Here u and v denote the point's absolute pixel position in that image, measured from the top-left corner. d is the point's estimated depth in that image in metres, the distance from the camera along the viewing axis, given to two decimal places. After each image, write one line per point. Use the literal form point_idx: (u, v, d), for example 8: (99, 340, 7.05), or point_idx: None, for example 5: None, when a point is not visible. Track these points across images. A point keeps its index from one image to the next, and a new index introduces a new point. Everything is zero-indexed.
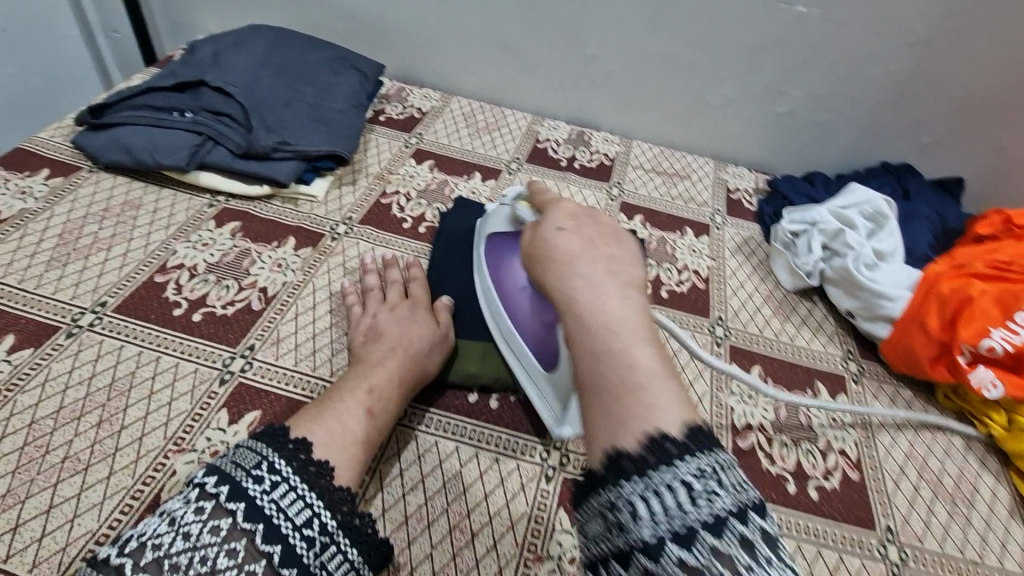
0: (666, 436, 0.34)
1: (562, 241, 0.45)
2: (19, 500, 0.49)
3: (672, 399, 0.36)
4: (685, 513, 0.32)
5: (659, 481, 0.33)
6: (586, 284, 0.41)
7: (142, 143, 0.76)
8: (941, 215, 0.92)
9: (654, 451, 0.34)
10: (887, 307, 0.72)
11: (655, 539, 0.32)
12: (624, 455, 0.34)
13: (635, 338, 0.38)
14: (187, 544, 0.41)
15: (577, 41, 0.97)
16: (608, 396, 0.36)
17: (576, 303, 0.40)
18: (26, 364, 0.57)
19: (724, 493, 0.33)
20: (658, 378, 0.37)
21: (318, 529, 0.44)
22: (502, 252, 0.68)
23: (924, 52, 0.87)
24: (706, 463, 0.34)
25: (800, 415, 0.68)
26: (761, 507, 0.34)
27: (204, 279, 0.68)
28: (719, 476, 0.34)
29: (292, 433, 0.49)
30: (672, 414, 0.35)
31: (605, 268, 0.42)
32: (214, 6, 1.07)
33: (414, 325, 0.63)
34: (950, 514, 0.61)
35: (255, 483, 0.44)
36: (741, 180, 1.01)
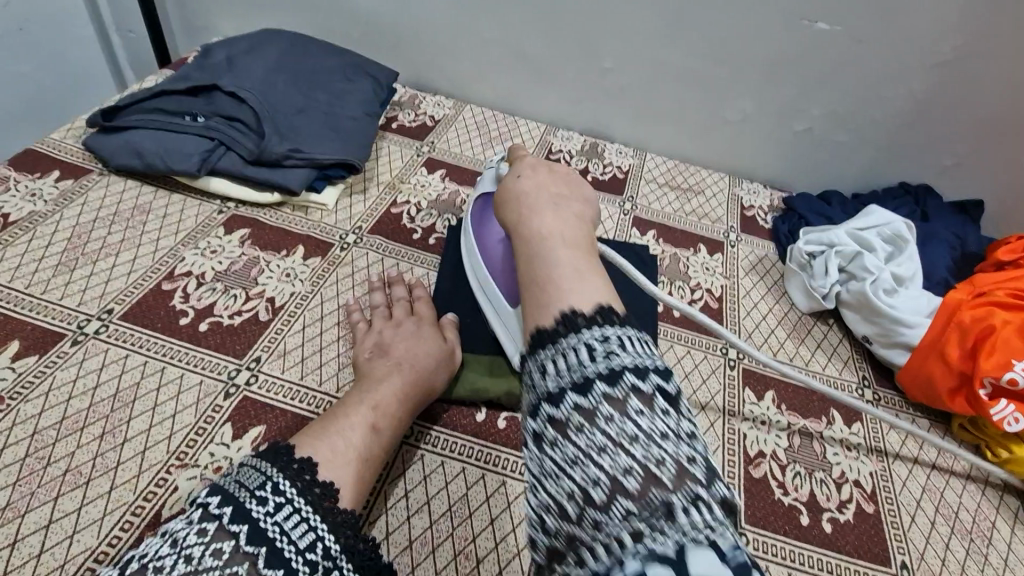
0: (577, 310, 0.38)
1: (519, 181, 0.54)
2: (19, 514, 0.48)
3: (590, 287, 0.40)
4: (586, 367, 0.35)
5: (566, 344, 0.37)
6: (531, 210, 0.49)
7: (153, 148, 0.76)
8: (961, 238, 0.90)
9: (565, 324, 0.38)
10: (906, 333, 0.71)
11: (558, 390, 0.35)
12: (542, 331, 0.38)
13: (565, 247, 0.44)
14: (189, 567, 0.38)
15: (593, 52, 0.96)
16: (536, 287, 0.42)
17: (522, 223, 0.48)
18: (31, 372, 0.57)
19: (627, 353, 0.36)
20: (581, 274, 0.41)
21: (322, 553, 0.43)
22: (483, 209, 0.71)
23: (948, 73, 0.86)
24: (612, 330, 0.37)
25: (814, 443, 0.66)
26: (666, 372, 0.36)
27: (211, 287, 0.68)
28: (625, 340, 0.36)
29: (296, 453, 0.48)
30: (588, 297, 0.39)
31: (550, 199, 0.50)
32: (229, 8, 1.07)
33: (422, 340, 0.62)
34: (968, 551, 0.59)
35: (258, 504, 0.42)
36: (756, 196, 1.00)
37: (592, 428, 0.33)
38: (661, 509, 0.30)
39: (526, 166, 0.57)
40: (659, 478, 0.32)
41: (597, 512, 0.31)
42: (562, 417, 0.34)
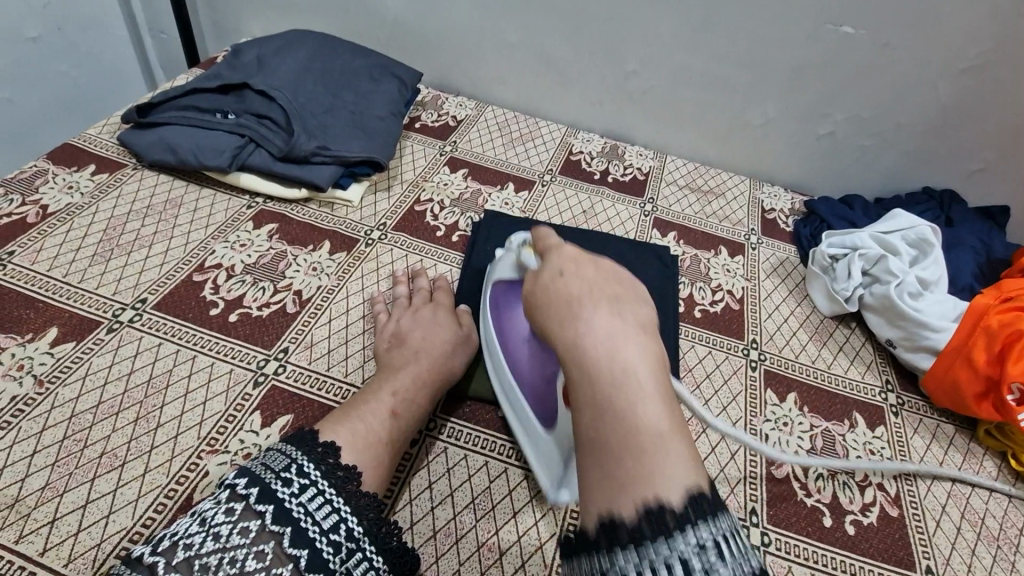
0: (664, 504, 0.35)
1: (564, 284, 0.49)
2: (58, 493, 0.49)
3: (679, 461, 0.37)
4: None
5: (656, 557, 0.34)
6: (588, 330, 0.44)
7: (186, 143, 0.78)
8: (986, 244, 0.89)
9: (651, 522, 0.35)
10: (931, 338, 0.70)
11: None
12: (620, 522, 0.36)
13: (640, 395, 0.40)
14: (218, 544, 0.41)
15: (616, 56, 0.97)
16: (610, 456, 0.38)
17: (580, 351, 0.44)
18: (69, 357, 0.59)
19: (724, 565, 0.34)
20: (664, 439, 0.38)
21: (345, 534, 0.45)
22: (507, 295, 0.65)
23: (976, 78, 0.85)
24: (707, 534, 0.35)
25: (836, 446, 0.66)
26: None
27: (241, 280, 0.69)
28: (721, 548, 0.34)
29: (320, 439, 0.49)
30: (675, 478, 0.36)
31: (609, 312, 0.45)
32: (259, 10, 1.09)
33: (438, 327, 0.64)
34: (995, 558, 0.59)
35: (284, 485, 0.44)
36: (777, 200, 1.00)
37: None
38: None
39: (566, 259, 0.52)
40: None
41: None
42: None
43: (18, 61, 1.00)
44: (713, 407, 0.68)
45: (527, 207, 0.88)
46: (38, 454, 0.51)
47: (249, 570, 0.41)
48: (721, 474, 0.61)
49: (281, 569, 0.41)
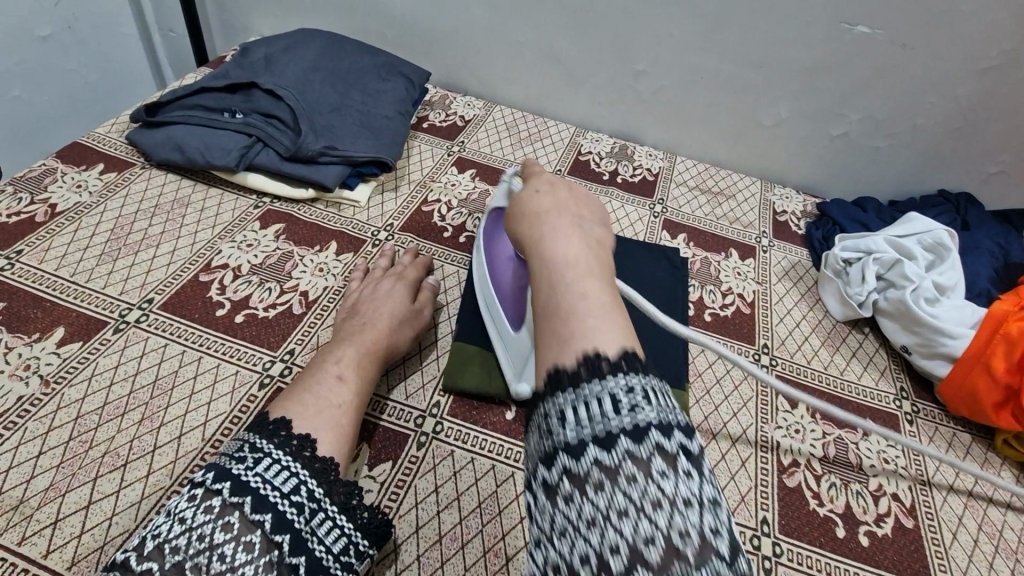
0: (600, 352, 0.35)
1: (537, 197, 0.51)
2: (61, 493, 0.49)
3: (614, 327, 0.37)
4: (609, 420, 0.33)
5: (588, 392, 0.34)
6: (552, 230, 0.46)
7: (194, 143, 0.78)
8: (1004, 248, 0.87)
9: (589, 368, 0.35)
10: (949, 345, 0.68)
11: (577, 441, 0.33)
12: (561, 371, 0.36)
13: (588, 276, 0.41)
14: (184, 526, 0.41)
15: (626, 55, 0.95)
16: (554, 320, 0.39)
17: (541, 244, 0.45)
18: (75, 357, 0.58)
19: (652, 405, 0.34)
20: (604, 309, 0.38)
21: (307, 495, 0.45)
22: (495, 224, 0.67)
23: (995, 78, 0.83)
24: (637, 380, 0.34)
25: (849, 454, 0.64)
26: (687, 429, 0.35)
27: (247, 280, 0.69)
28: (651, 393, 0.34)
29: (294, 428, 0.49)
30: (611, 338, 0.36)
31: (572, 220, 0.48)
32: (267, 9, 1.09)
33: (388, 299, 0.64)
34: (1013, 571, 0.57)
35: (238, 463, 0.45)
36: (789, 201, 0.98)
37: (614, 491, 0.31)
38: None
39: (545, 182, 0.54)
40: (684, 553, 0.30)
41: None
42: (580, 472, 0.32)
43: (28, 60, 1.01)
44: (724, 412, 0.66)
45: None
46: (43, 455, 0.51)
47: (218, 543, 0.41)
48: (732, 482, 0.60)
49: (250, 535, 0.42)
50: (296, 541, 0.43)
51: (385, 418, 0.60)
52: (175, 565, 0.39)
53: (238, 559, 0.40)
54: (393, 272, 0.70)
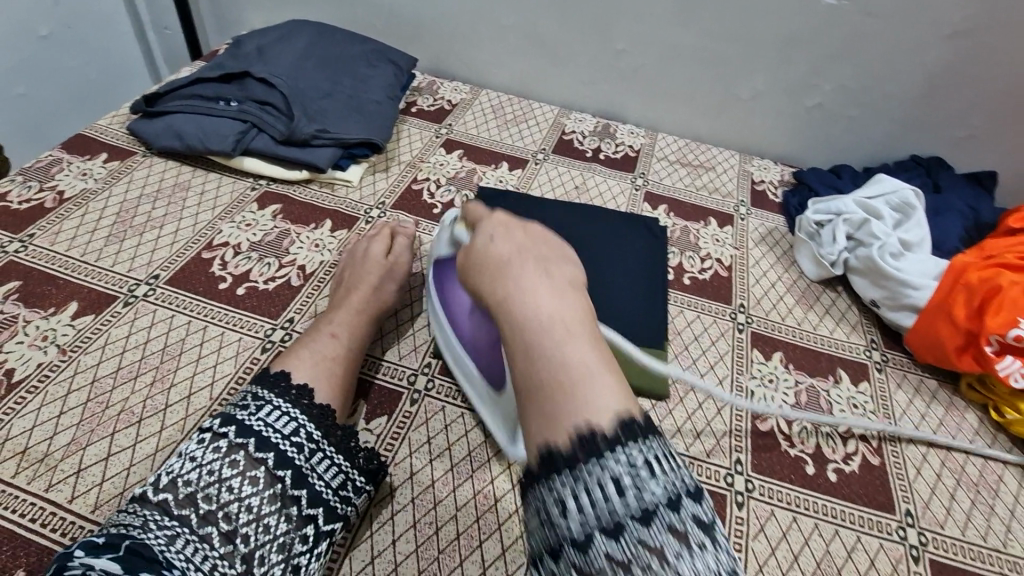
0: (598, 432, 0.35)
1: (495, 244, 0.47)
2: (82, 447, 0.53)
3: (608, 393, 0.37)
4: (613, 507, 0.33)
5: (588, 477, 0.34)
6: (518, 284, 0.43)
7: (192, 130, 0.81)
8: (973, 208, 0.91)
9: (584, 448, 0.35)
10: (912, 296, 0.72)
11: (584, 534, 0.33)
12: (554, 456, 0.36)
13: (572, 337, 0.40)
14: (194, 463, 0.46)
15: (606, 35, 0.99)
16: (545, 399, 0.38)
17: (510, 305, 0.42)
18: (89, 328, 0.62)
19: (655, 482, 0.34)
20: (596, 374, 0.38)
21: (305, 437, 0.49)
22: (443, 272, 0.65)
23: (958, 44, 0.87)
24: (638, 452, 0.35)
25: (820, 401, 0.68)
26: (695, 493, 0.35)
27: (247, 256, 0.73)
28: (652, 465, 0.35)
29: (293, 380, 0.53)
30: (607, 408, 0.36)
31: (536, 267, 0.44)
32: (259, 4, 1.12)
33: (366, 260, 0.68)
34: (974, 502, 0.61)
35: (242, 408, 0.49)
36: (766, 172, 1.01)
37: None
38: None
39: (498, 225, 0.49)
40: None
41: None
42: (592, 568, 0.32)
43: (30, 58, 1.05)
44: (702, 365, 0.70)
45: (521, 183, 0.91)
46: (64, 414, 0.55)
47: (226, 477, 0.46)
48: (708, 427, 0.64)
49: (255, 471, 0.46)
50: (297, 476, 0.47)
51: (380, 376, 0.64)
52: (188, 496, 0.44)
53: (244, 492, 0.45)
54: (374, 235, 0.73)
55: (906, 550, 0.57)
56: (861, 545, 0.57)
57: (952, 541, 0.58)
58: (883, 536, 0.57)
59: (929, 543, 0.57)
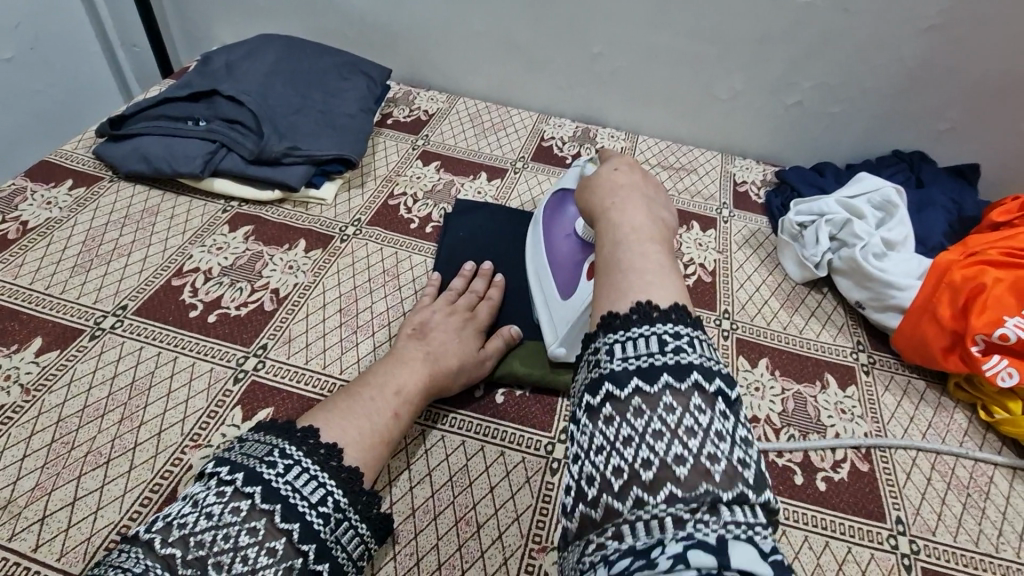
0: (653, 305, 0.43)
1: (616, 175, 0.57)
2: (47, 492, 0.52)
3: (669, 285, 0.45)
4: (654, 358, 0.40)
5: (638, 335, 0.41)
6: (621, 203, 0.53)
7: (159, 152, 0.80)
8: (957, 203, 0.90)
9: (641, 314, 0.42)
10: (897, 297, 0.71)
11: (626, 372, 0.40)
12: (619, 315, 0.43)
13: (650, 244, 0.48)
14: (211, 522, 0.41)
15: (582, 39, 0.98)
16: (619, 274, 0.46)
17: (609, 216, 0.53)
18: (54, 365, 0.60)
19: (693, 353, 0.40)
20: (664, 270, 0.46)
21: (333, 506, 0.46)
22: (559, 198, 0.74)
23: (937, 37, 0.86)
24: (682, 331, 0.41)
25: (808, 407, 0.67)
26: (728, 378, 0.40)
27: (218, 281, 0.71)
28: (692, 343, 0.41)
29: (322, 439, 0.50)
30: (664, 294, 0.44)
31: (640, 198, 0.54)
32: (229, 18, 1.11)
33: (460, 337, 0.64)
34: (965, 506, 0.60)
35: (269, 467, 0.45)
36: (748, 172, 1.00)
37: (652, 415, 0.38)
38: (706, 496, 0.35)
39: (622, 163, 0.60)
40: (710, 470, 0.36)
41: (645, 487, 0.36)
42: (626, 398, 0.39)
43: None
44: None
45: (499, 194, 0.90)
46: (28, 457, 0.54)
47: (243, 545, 0.41)
48: None
49: (275, 543, 0.42)
50: (321, 550, 0.44)
51: (441, 426, 0.61)
52: (197, 558, 0.40)
53: (260, 563, 0.41)
54: (467, 302, 0.69)
55: (897, 560, 0.56)
56: (852, 556, 0.56)
57: (944, 548, 0.57)
58: (874, 546, 0.56)
59: (921, 550, 0.56)
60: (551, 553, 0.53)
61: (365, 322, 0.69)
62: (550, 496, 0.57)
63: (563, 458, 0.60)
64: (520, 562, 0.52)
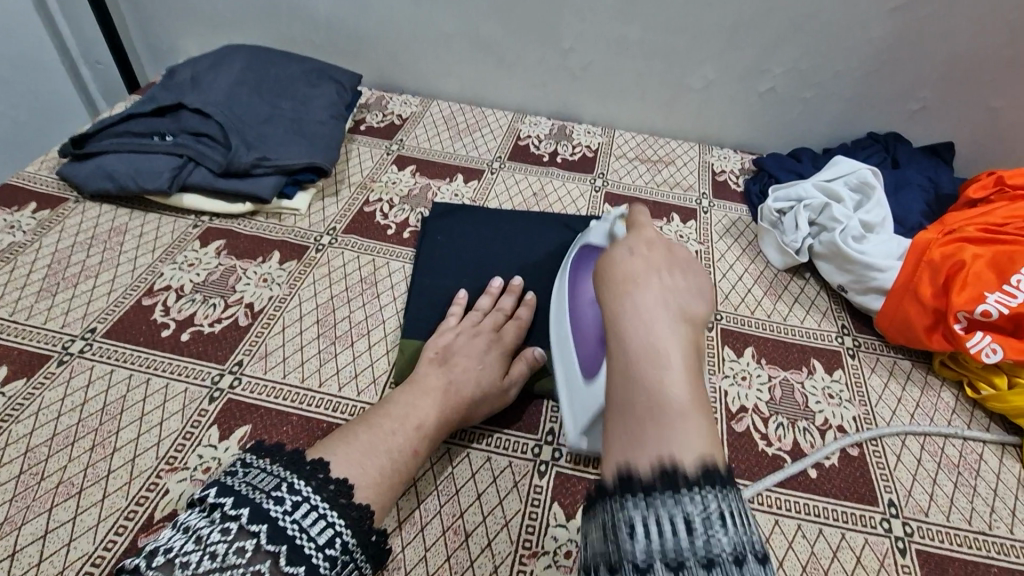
0: (677, 468, 0.32)
1: (629, 261, 0.47)
2: (16, 526, 0.50)
3: (697, 439, 0.34)
4: (680, 543, 0.30)
5: (663, 511, 0.31)
6: (638, 310, 0.42)
7: (125, 170, 0.78)
8: (934, 180, 0.90)
9: (665, 485, 0.32)
10: (879, 278, 0.71)
11: (646, 559, 0.30)
12: (635, 479, 0.33)
13: (674, 373, 0.37)
14: (215, 564, 0.39)
15: (552, 35, 0.97)
16: (633, 420, 0.36)
17: (620, 327, 0.42)
18: (20, 394, 0.58)
19: (727, 529, 0.31)
20: (691, 416, 0.35)
21: (340, 548, 0.44)
22: (586, 257, 0.64)
23: (904, 17, 0.86)
24: (714, 504, 0.31)
25: (795, 394, 0.67)
26: (763, 558, 0.31)
27: (191, 299, 0.69)
28: (725, 514, 0.31)
29: (333, 472, 0.47)
30: (691, 454, 0.33)
31: (659, 301, 0.43)
32: (193, 30, 1.09)
33: (439, 343, 0.62)
34: (956, 484, 0.60)
35: (276, 503, 0.43)
36: (726, 161, 1.00)
37: None
38: None
39: (640, 243, 0.49)
40: None
41: None
42: None
43: None
44: None
45: (477, 195, 0.89)
46: None
47: None
48: None
49: None
50: None
51: (455, 441, 0.60)
52: None
53: None
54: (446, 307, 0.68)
55: (892, 543, 0.55)
56: (847, 542, 0.55)
57: (937, 528, 0.56)
58: (868, 531, 0.56)
59: (915, 532, 0.56)
60: (541, 558, 0.52)
61: (343, 332, 0.68)
62: (539, 500, 0.56)
63: (550, 460, 0.59)
64: (510, 569, 0.51)
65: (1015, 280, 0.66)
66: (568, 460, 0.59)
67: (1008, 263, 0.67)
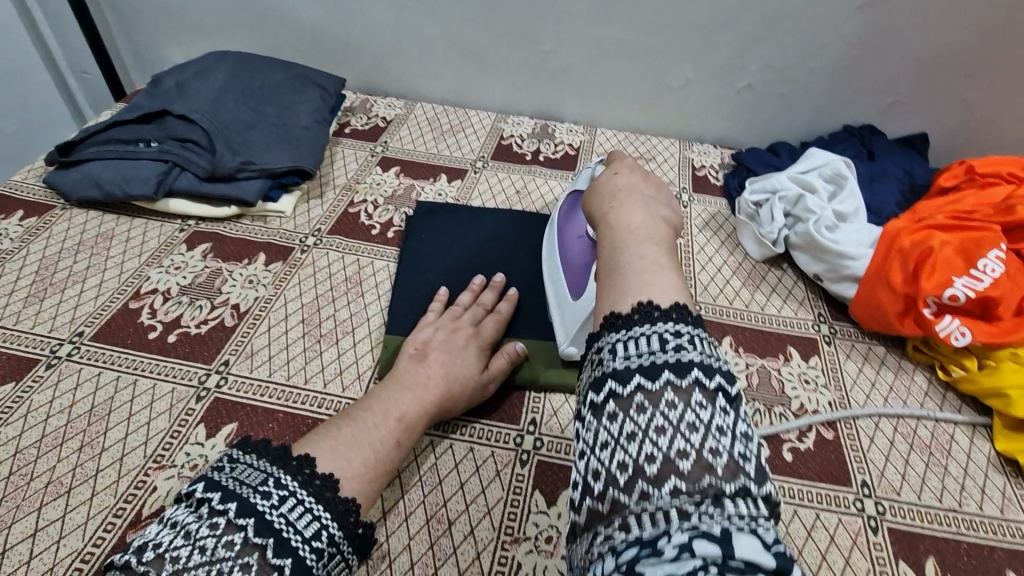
0: (654, 304, 0.39)
1: (615, 177, 0.55)
2: (7, 525, 0.51)
3: (670, 286, 0.41)
4: (655, 355, 0.36)
5: (640, 333, 0.38)
6: (621, 207, 0.50)
7: (111, 176, 0.79)
8: (909, 172, 0.92)
9: (642, 314, 0.39)
10: (852, 266, 0.73)
11: (626, 369, 0.36)
12: (619, 316, 0.39)
13: (652, 245, 0.45)
14: (205, 557, 0.39)
15: (533, 37, 0.98)
16: (619, 277, 0.43)
17: (609, 219, 0.50)
18: (9, 398, 0.59)
19: (694, 348, 0.37)
20: (665, 272, 0.43)
21: (327, 540, 0.44)
22: (573, 205, 0.74)
23: (874, 13, 0.88)
24: (684, 329, 0.38)
25: (772, 380, 0.68)
26: (731, 376, 0.37)
27: (177, 301, 0.70)
28: (694, 338, 0.38)
29: (318, 468, 0.47)
30: (664, 294, 0.40)
31: (640, 202, 0.51)
32: (179, 38, 1.10)
33: (421, 339, 0.64)
34: (928, 464, 0.61)
35: (262, 498, 0.43)
36: (706, 156, 1.02)
37: (653, 410, 0.35)
38: (711, 492, 0.32)
39: (623, 164, 0.58)
40: (710, 461, 0.33)
41: (648, 481, 0.33)
42: (627, 396, 0.36)
43: None
44: None
45: (460, 195, 0.90)
46: None
47: None
48: None
49: None
50: None
51: (437, 433, 0.61)
52: None
53: None
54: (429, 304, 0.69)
55: (864, 522, 0.57)
56: (821, 522, 0.56)
57: (908, 507, 0.58)
58: (841, 511, 0.57)
59: (887, 511, 0.57)
60: (523, 544, 0.53)
61: (328, 331, 0.69)
62: (521, 488, 0.57)
63: (532, 449, 0.60)
64: (492, 555, 0.52)
65: (981, 265, 0.68)
66: (549, 449, 0.61)
67: (974, 249, 0.69)
